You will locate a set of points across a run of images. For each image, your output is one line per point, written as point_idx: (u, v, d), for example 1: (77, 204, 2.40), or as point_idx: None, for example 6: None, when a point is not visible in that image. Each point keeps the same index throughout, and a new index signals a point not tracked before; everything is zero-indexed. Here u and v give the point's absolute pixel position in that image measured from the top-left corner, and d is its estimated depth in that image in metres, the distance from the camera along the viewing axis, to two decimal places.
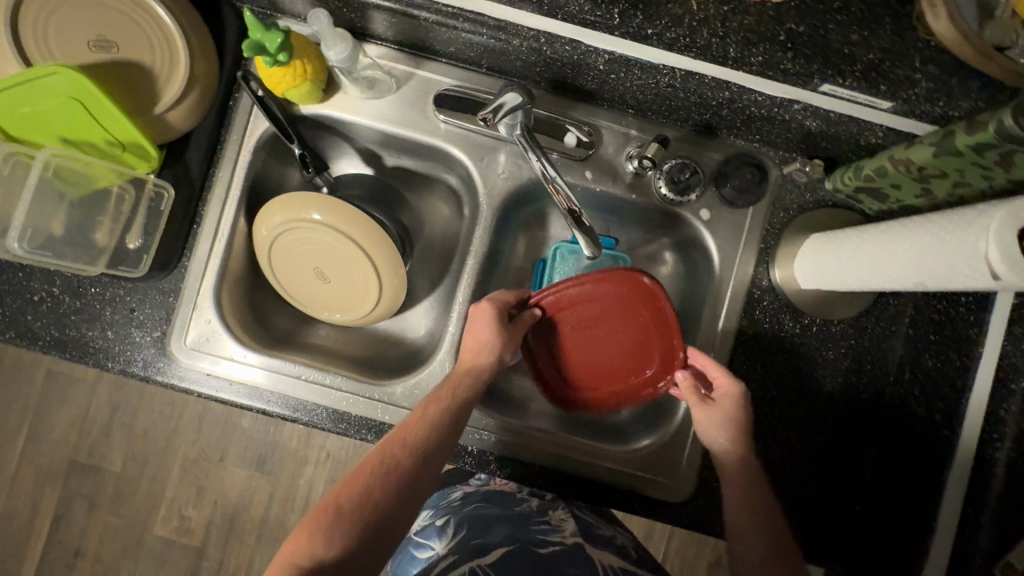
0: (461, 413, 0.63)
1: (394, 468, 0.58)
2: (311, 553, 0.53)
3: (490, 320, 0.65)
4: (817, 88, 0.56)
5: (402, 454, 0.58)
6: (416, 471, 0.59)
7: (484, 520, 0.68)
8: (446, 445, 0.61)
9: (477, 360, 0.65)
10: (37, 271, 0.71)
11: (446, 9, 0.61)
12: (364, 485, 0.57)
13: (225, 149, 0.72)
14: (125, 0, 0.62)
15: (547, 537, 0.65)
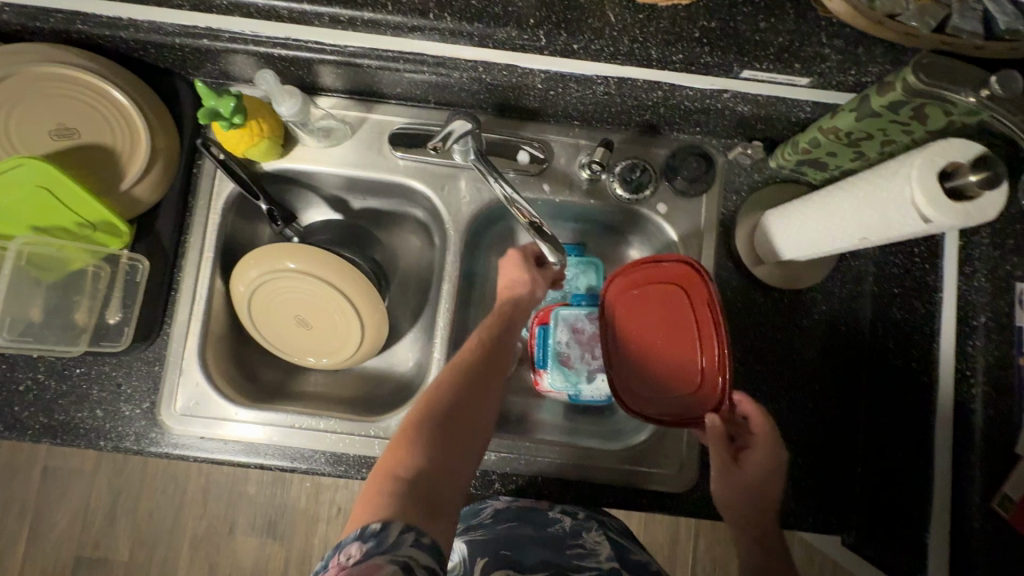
0: (510, 336, 0.69)
1: (466, 381, 0.63)
2: (404, 467, 0.54)
3: (518, 262, 0.71)
4: (739, 76, 0.60)
5: (472, 369, 0.64)
6: (487, 383, 0.64)
7: (512, 541, 0.67)
8: (501, 365, 0.66)
9: (512, 289, 0.71)
10: (21, 360, 0.71)
11: (386, 54, 0.64)
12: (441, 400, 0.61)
13: (193, 214, 0.74)
14: (82, 89, 0.66)
15: (583, 564, 0.66)
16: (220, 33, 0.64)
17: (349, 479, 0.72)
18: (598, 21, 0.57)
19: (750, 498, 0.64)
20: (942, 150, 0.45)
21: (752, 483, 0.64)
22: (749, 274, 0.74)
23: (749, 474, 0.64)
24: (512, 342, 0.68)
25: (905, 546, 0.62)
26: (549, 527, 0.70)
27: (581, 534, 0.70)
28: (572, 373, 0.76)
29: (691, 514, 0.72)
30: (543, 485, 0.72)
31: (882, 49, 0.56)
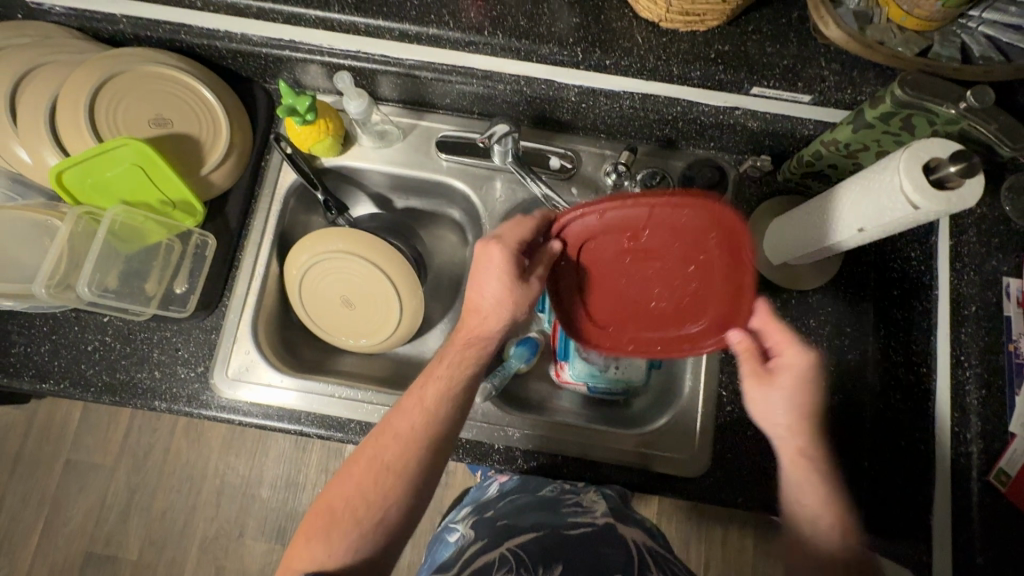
0: (449, 403, 0.63)
1: (385, 469, 0.61)
2: (314, 559, 0.57)
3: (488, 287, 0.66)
4: (749, 92, 0.69)
5: (395, 453, 0.61)
6: (412, 466, 0.61)
7: (511, 509, 0.69)
8: (430, 440, 0.62)
9: (483, 327, 0.67)
10: (92, 323, 0.78)
11: (441, 68, 0.75)
12: (360, 482, 0.61)
13: (259, 201, 0.83)
14: (179, 86, 0.76)
15: (578, 519, 0.66)
16: (301, 45, 0.75)
17: None
18: (628, 42, 0.67)
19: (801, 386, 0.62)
20: (925, 148, 0.52)
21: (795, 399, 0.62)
22: (759, 275, 0.80)
23: (792, 392, 0.62)
24: (444, 410, 0.63)
25: (911, 529, 0.66)
26: (543, 491, 0.72)
27: (576, 495, 0.71)
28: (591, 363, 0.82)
29: (703, 499, 0.75)
30: (564, 462, 0.77)
31: (876, 73, 0.66)
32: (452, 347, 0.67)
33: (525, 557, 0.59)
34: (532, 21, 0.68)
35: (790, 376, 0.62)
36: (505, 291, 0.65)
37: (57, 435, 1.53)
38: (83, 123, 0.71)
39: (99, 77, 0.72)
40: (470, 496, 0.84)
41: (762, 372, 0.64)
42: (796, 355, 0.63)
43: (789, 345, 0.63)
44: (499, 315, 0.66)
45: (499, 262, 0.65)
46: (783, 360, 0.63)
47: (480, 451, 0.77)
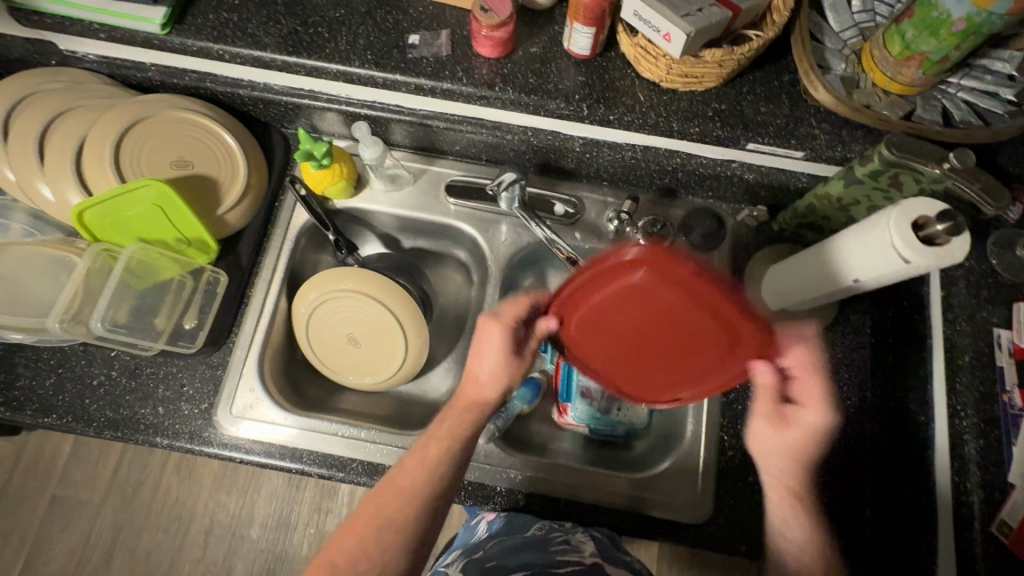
0: (461, 453, 0.65)
1: (389, 524, 0.62)
2: None
3: (489, 349, 0.66)
4: (745, 147, 0.73)
5: (394, 507, 0.63)
6: (417, 514, 0.63)
7: (501, 551, 0.69)
8: (442, 491, 0.64)
9: (481, 394, 0.67)
10: (99, 357, 0.79)
11: (453, 118, 0.78)
12: (371, 530, 0.62)
13: (271, 240, 0.85)
14: (202, 130, 0.80)
15: (567, 559, 0.67)
16: (320, 95, 0.79)
17: None
18: (630, 99, 0.72)
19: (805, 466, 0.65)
20: (915, 206, 0.55)
21: (799, 451, 0.64)
22: None
23: (793, 450, 0.64)
24: (453, 465, 0.65)
25: None
26: (531, 530, 0.73)
27: (562, 532, 0.72)
28: (592, 405, 0.87)
29: (706, 546, 0.75)
30: (566, 507, 0.77)
31: (863, 132, 0.70)
32: (453, 407, 0.68)
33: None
34: (540, 78, 0.72)
35: (803, 432, 0.64)
36: (494, 364, 0.66)
37: (44, 468, 1.49)
38: (107, 163, 0.74)
39: (126, 121, 0.75)
40: (459, 540, 0.83)
41: (775, 415, 0.64)
42: (816, 413, 0.63)
43: (815, 403, 0.62)
44: (495, 388, 0.67)
45: (496, 337, 0.66)
46: (800, 415, 0.63)
47: (483, 493, 0.77)
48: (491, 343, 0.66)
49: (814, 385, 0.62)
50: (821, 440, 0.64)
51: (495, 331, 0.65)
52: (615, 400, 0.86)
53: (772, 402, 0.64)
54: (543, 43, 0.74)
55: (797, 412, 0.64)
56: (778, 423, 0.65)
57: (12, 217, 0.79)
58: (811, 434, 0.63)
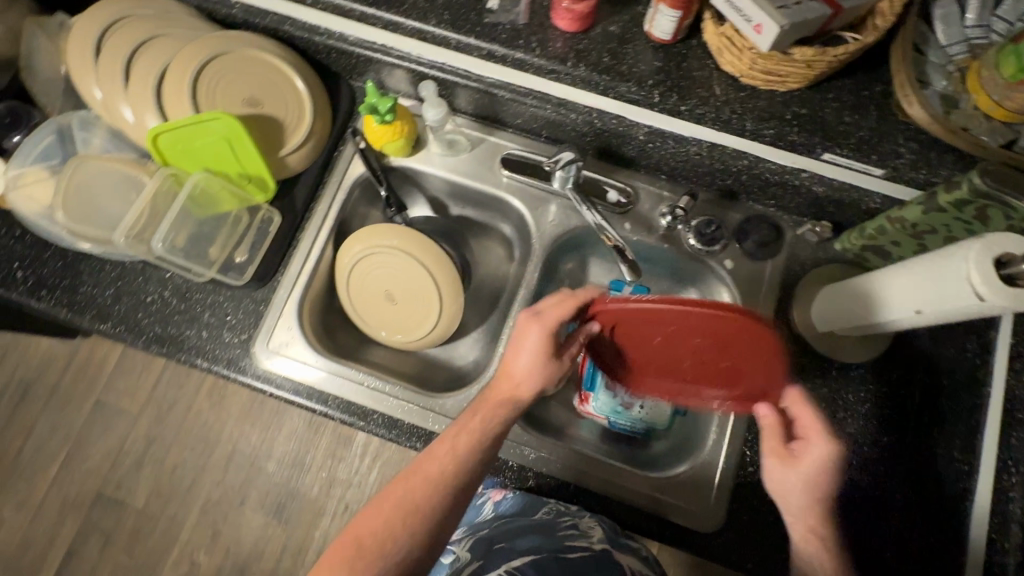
0: (499, 434, 0.67)
1: (417, 508, 0.61)
2: None
3: (529, 342, 0.69)
4: (820, 157, 0.69)
5: (426, 499, 0.62)
6: (442, 503, 0.62)
7: (507, 534, 0.73)
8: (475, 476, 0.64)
9: (522, 387, 0.69)
10: (154, 276, 0.83)
11: (520, 90, 0.77)
12: (399, 510, 0.61)
13: (325, 188, 0.87)
14: (275, 72, 0.81)
15: (574, 544, 0.70)
16: (391, 50, 0.79)
17: (398, 444, 0.79)
18: (706, 92, 0.68)
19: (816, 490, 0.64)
20: (1002, 241, 0.50)
21: (816, 479, 0.64)
22: (800, 340, 0.79)
23: (809, 479, 0.63)
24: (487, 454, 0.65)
25: None
26: (537, 514, 0.76)
27: (568, 516, 0.75)
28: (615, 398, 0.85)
29: (710, 557, 0.74)
30: (575, 493, 0.77)
31: (954, 157, 0.65)
32: (485, 397, 0.69)
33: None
34: (614, 59, 0.70)
35: (814, 464, 0.63)
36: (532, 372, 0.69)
37: (93, 375, 1.61)
38: (186, 93, 0.77)
39: (207, 54, 0.78)
40: (466, 516, 0.88)
41: (785, 454, 0.65)
42: (817, 446, 0.64)
43: (816, 432, 0.64)
44: (532, 382, 0.69)
45: (536, 329, 0.69)
46: (809, 447, 0.64)
47: (495, 465, 0.78)
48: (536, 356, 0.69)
49: (807, 414, 0.66)
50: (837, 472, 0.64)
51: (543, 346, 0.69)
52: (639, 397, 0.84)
53: (778, 436, 0.66)
54: (623, 22, 0.71)
55: (804, 444, 0.65)
56: (788, 458, 0.65)
57: (94, 132, 0.83)
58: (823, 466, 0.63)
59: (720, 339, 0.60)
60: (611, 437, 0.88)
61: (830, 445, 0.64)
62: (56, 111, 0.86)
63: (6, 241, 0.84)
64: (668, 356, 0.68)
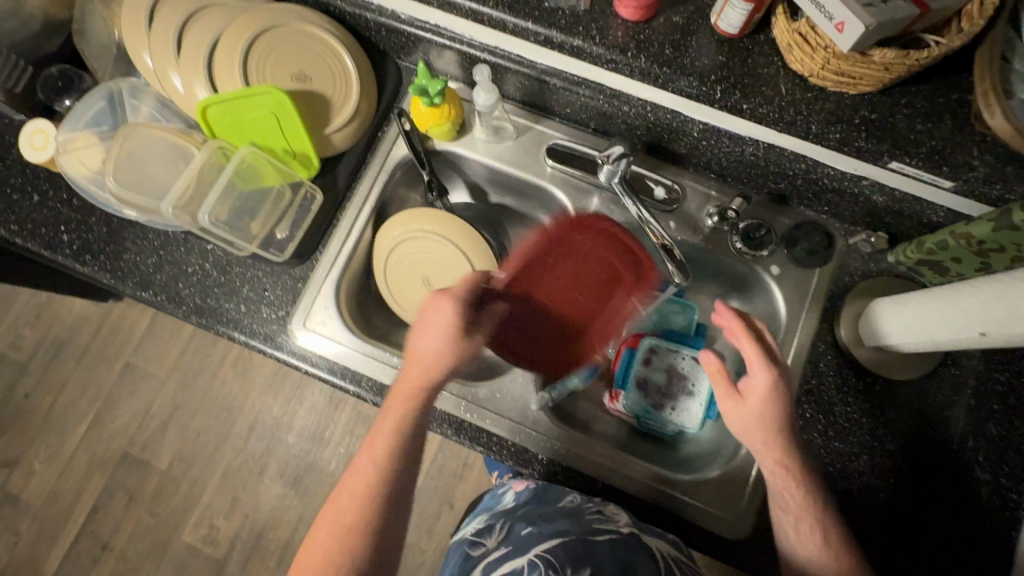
0: (426, 407, 0.67)
1: (365, 500, 0.63)
2: None
3: (438, 325, 0.66)
4: (886, 165, 0.66)
5: (359, 493, 0.63)
6: (387, 484, 0.64)
7: (535, 516, 0.70)
8: (413, 451, 0.66)
9: (428, 376, 0.66)
10: (196, 248, 0.84)
11: (573, 78, 0.76)
12: (349, 510, 0.63)
13: (368, 168, 0.86)
14: (324, 48, 0.80)
15: (601, 527, 0.67)
16: (444, 31, 0.78)
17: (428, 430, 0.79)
18: (771, 90, 0.66)
19: (760, 428, 0.64)
20: None
21: (766, 422, 0.63)
22: (844, 353, 0.77)
23: (761, 412, 0.63)
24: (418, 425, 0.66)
25: None
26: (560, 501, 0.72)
27: (594, 503, 0.72)
28: (647, 398, 0.85)
29: (738, 565, 0.73)
30: (602, 489, 0.77)
31: None
32: (395, 397, 0.67)
33: (554, 561, 0.63)
34: (676, 51, 0.68)
35: (759, 397, 0.64)
36: (439, 347, 0.65)
37: (123, 338, 1.65)
38: (236, 65, 0.76)
39: (260, 27, 0.77)
40: (483, 505, 0.86)
41: (731, 392, 0.66)
42: (759, 377, 0.64)
43: (754, 368, 0.64)
44: (439, 368, 0.65)
45: (447, 317, 0.66)
46: (751, 381, 0.64)
47: (524, 457, 0.78)
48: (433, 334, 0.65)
49: (749, 348, 0.64)
50: (785, 402, 0.64)
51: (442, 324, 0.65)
52: (670, 398, 0.85)
53: (726, 381, 0.67)
54: (688, 13, 0.68)
55: (747, 386, 0.65)
56: (736, 397, 0.66)
57: (143, 100, 0.83)
58: (767, 399, 0.63)
59: (571, 251, 0.78)
60: (640, 437, 0.87)
61: (771, 372, 0.63)
62: (107, 76, 0.86)
63: (55, 204, 0.86)
64: (568, 300, 0.78)
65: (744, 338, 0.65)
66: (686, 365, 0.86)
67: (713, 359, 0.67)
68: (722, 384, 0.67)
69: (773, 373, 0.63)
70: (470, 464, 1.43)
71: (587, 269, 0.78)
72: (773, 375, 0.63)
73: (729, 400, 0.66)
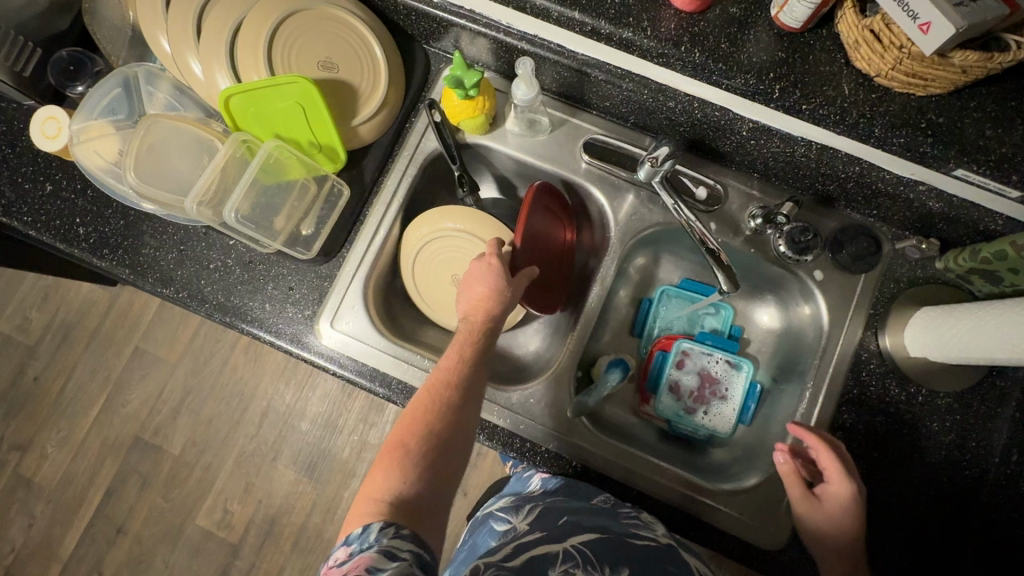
0: (490, 336, 0.69)
1: (442, 406, 0.61)
2: (387, 491, 0.54)
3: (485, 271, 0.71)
4: (949, 172, 0.63)
5: (439, 402, 0.61)
6: (461, 392, 0.63)
7: (570, 508, 0.66)
8: (482, 375, 0.66)
9: (488, 302, 0.70)
10: (218, 243, 0.81)
11: (617, 71, 0.72)
12: (429, 420, 0.60)
13: (396, 162, 0.83)
14: (352, 34, 0.76)
15: (640, 533, 0.65)
16: (480, 17, 0.73)
17: None
18: (833, 90, 0.62)
19: (835, 536, 0.66)
20: None
21: (843, 524, 0.66)
22: (887, 362, 0.75)
23: (838, 519, 0.66)
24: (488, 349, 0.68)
25: None
26: (594, 500, 0.70)
27: (629, 508, 0.69)
28: (678, 403, 0.84)
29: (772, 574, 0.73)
30: (636, 497, 0.76)
31: None
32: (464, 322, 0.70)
33: (591, 556, 0.58)
34: (732, 45, 0.63)
35: (836, 503, 0.66)
36: (491, 283, 0.70)
37: (133, 322, 1.62)
38: (260, 51, 0.72)
39: (285, 10, 0.72)
40: (509, 488, 0.82)
41: (808, 495, 0.68)
42: (840, 487, 0.66)
43: (835, 476, 0.66)
44: (502, 291, 0.70)
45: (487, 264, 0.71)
46: (831, 489, 0.66)
47: (557, 462, 0.77)
48: (485, 273, 0.71)
49: (830, 458, 0.66)
50: (858, 508, 0.66)
51: (488, 266, 0.71)
52: (703, 403, 0.84)
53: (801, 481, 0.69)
54: (746, 3, 0.64)
55: (825, 487, 0.67)
56: (812, 501, 0.68)
57: (158, 86, 0.79)
58: (846, 506, 0.66)
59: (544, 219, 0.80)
60: (671, 440, 0.86)
61: (852, 486, 0.66)
62: (120, 60, 0.81)
63: (68, 195, 0.82)
64: (540, 252, 0.81)
65: (822, 447, 0.67)
66: (719, 369, 0.84)
67: (786, 459, 0.70)
68: (799, 487, 0.69)
69: (852, 479, 0.66)
70: (485, 454, 1.42)
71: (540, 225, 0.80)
72: (851, 484, 0.66)
73: (803, 500, 0.68)
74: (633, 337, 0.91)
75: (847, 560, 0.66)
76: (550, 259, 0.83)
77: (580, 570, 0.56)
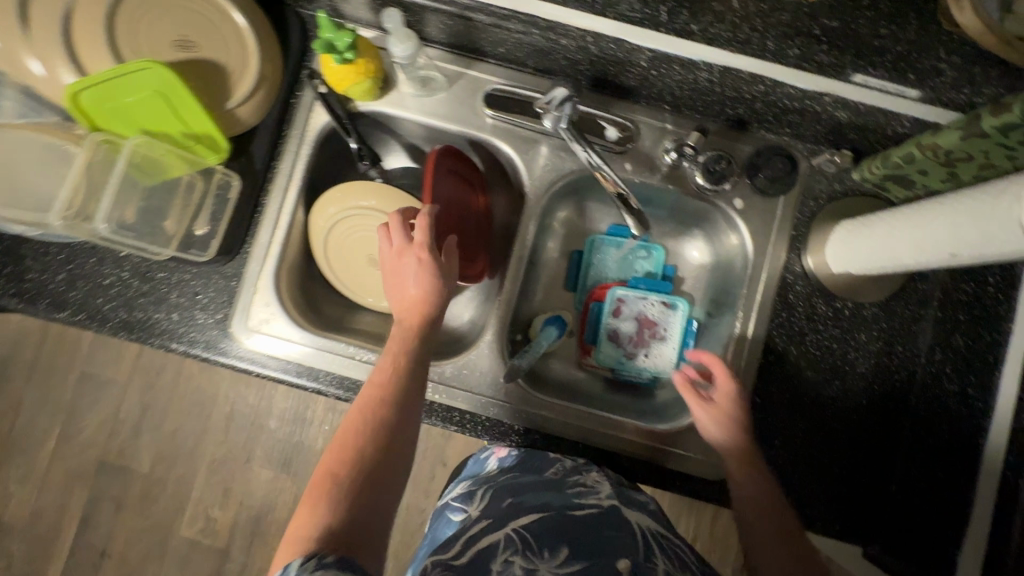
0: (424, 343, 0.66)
1: (377, 425, 0.58)
2: (316, 523, 0.51)
3: (411, 269, 0.68)
4: (847, 78, 0.62)
5: (372, 421, 0.59)
6: (396, 407, 0.60)
7: (515, 488, 0.63)
8: (417, 386, 0.63)
9: (417, 306, 0.67)
10: (110, 256, 0.75)
11: (500, 12, 0.66)
12: (362, 442, 0.57)
13: (286, 142, 0.77)
14: (206, 5, 0.68)
15: (583, 501, 0.60)
16: None
17: None
18: None
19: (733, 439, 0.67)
20: None
21: (736, 425, 0.67)
22: (812, 282, 0.75)
23: (730, 418, 0.67)
24: (421, 354, 0.65)
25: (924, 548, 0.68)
26: (545, 472, 0.67)
27: (578, 476, 0.66)
28: (619, 348, 0.83)
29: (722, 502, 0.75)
30: (582, 449, 0.76)
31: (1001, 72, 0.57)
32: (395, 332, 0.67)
33: (532, 541, 0.54)
34: None
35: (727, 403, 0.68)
36: (418, 282, 0.67)
37: (73, 346, 1.55)
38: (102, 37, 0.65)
39: None
40: (466, 473, 0.78)
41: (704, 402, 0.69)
42: (727, 385, 0.68)
43: (722, 377, 0.68)
44: (433, 287, 0.67)
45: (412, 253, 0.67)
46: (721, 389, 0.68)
47: (502, 429, 0.76)
48: (412, 272, 0.67)
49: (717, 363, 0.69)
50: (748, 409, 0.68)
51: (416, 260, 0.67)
52: (643, 346, 0.83)
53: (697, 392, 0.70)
54: None
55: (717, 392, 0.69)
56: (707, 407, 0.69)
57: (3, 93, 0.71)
58: (735, 405, 0.68)
59: (453, 184, 0.77)
60: (616, 388, 0.86)
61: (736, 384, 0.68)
62: None
63: None
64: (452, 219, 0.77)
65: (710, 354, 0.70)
66: (656, 311, 0.83)
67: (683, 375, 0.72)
68: (696, 397, 0.70)
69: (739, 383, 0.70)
70: None
71: (450, 191, 0.76)
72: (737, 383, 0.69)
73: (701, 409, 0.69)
74: (568, 292, 0.89)
75: (749, 458, 0.65)
76: (458, 228, 0.79)
77: (519, 556, 0.52)
